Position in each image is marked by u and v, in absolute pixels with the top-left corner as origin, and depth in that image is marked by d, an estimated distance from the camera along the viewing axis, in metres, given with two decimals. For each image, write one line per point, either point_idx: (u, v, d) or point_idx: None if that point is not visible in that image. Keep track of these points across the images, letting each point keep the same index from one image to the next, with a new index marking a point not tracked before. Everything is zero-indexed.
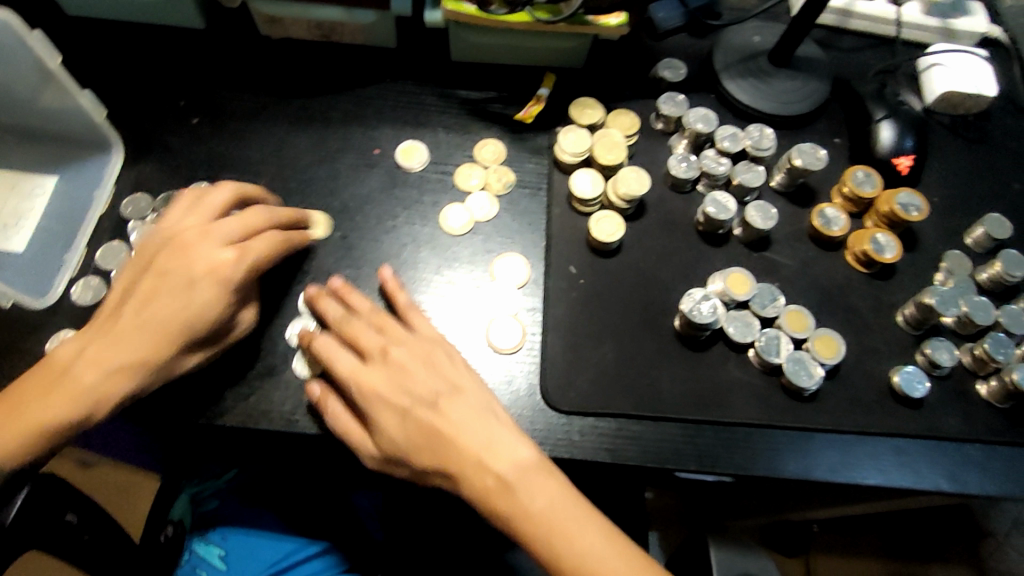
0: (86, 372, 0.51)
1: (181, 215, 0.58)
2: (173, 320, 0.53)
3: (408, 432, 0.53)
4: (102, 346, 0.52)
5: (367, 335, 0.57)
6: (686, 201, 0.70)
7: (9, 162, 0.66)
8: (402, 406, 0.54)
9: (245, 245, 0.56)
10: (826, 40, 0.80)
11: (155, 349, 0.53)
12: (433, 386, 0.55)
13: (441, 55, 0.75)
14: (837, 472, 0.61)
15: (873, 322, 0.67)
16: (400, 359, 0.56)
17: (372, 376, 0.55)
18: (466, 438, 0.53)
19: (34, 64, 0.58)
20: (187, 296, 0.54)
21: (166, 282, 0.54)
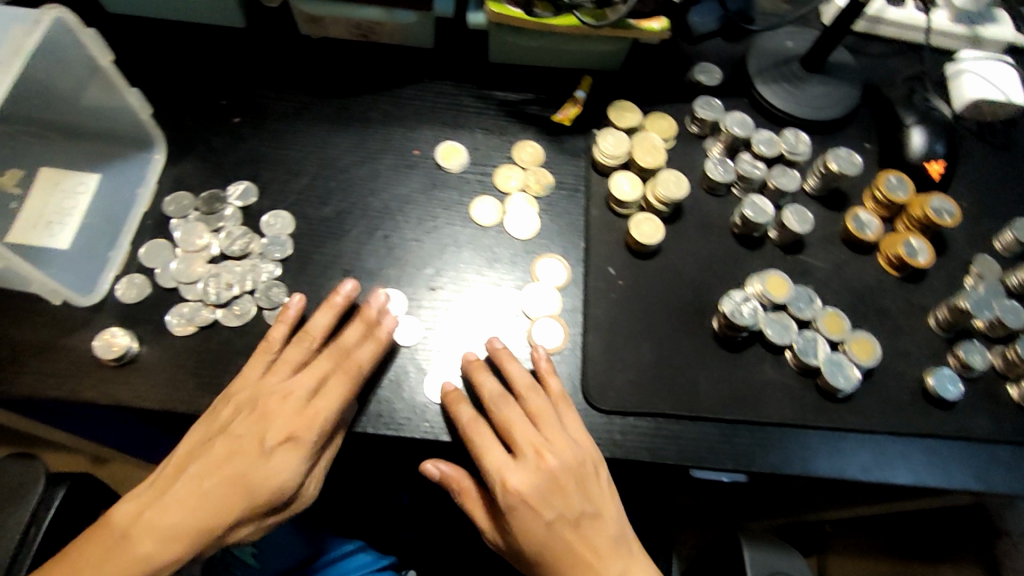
0: (265, 474, 0.52)
1: (286, 397, 0.54)
2: (298, 422, 0.53)
3: (546, 543, 0.54)
4: (251, 468, 0.52)
5: (522, 432, 0.56)
6: (721, 204, 0.71)
7: (49, 157, 0.65)
8: (546, 510, 0.54)
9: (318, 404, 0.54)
10: (856, 46, 0.82)
11: (280, 483, 0.52)
12: (578, 503, 0.55)
13: (478, 57, 0.75)
14: (872, 472, 0.62)
15: (905, 324, 0.68)
16: (555, 467, 0.55)
17: (518, 479, 0.54)
18: (604, 564, 0.54)
19: (85, 61, 0.59)
20: (259, 465, 0.52)
21: (239, 448, 0.53)
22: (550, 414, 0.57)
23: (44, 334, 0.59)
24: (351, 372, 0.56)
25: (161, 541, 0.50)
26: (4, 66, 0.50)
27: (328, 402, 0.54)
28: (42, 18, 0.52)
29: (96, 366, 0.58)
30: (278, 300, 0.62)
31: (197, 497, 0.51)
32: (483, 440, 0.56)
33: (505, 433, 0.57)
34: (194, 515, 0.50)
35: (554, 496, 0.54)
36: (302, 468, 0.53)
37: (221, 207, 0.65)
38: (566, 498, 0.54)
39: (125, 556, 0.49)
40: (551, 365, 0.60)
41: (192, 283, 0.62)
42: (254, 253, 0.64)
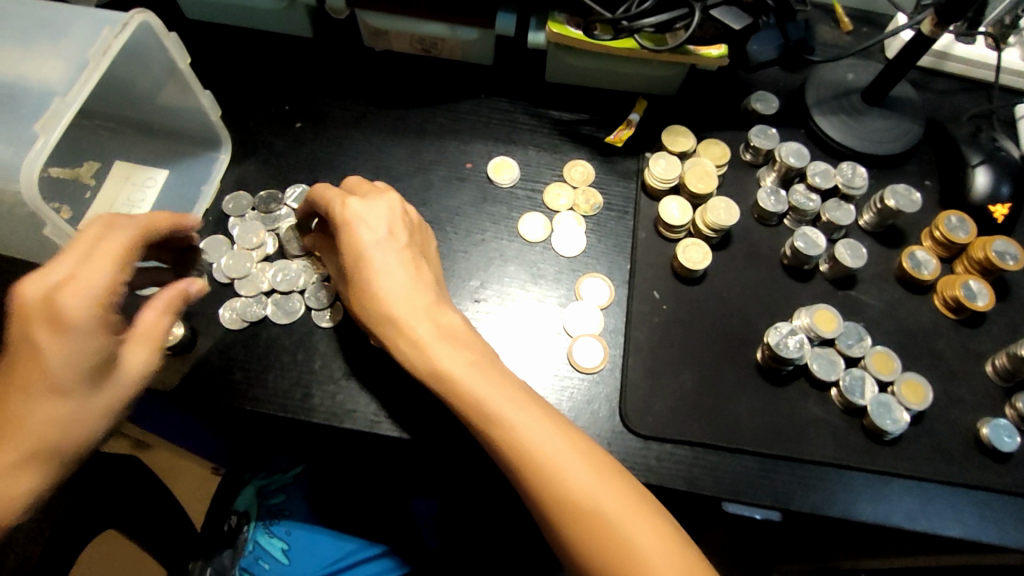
0: (29, 368, 0.42)
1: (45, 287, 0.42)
2: (40, 328, 0.42)
3: (370, 270, 0.54)
4: (27, 368, 0.42)
5: (369, 185, 0.59)
6: (772, 234, 0.70)
7: (124, 153, 0.69)
8: (381, 236, 0.55)
9: (66, 319, 0.42)
10: (920, 82, 0.80)
11: (56, 405, 0.43)
12: (402, 244, 0.56)
13: (535, 76, 0.76)
14: (918, 521, 0.60)
15: (961, 370, 0.66)
16: (397, 209, 0.57)
17: (355, 207, 0.55)
18: (412, 305, 0.54)
19: (166, 64, 0.61)
20: (26, 393, 0.42)
21: (11, 404, 0.42)
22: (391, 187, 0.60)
23: None
24: (124, 252, 0.45)
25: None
26: (92, 64, 0.53)
27: (75, 300, 0.42)
28: (130, 21, 0.55)
29: None
30: (327, 301, 0.64)
31: (6, 443, 0.42)
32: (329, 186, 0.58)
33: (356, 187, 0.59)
34: (17, 445, 0.42)
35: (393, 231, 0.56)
36: (77, 353, 0.43)
37: (277, 207, 0.68)
38: (401, 233, 0.56)
39: None
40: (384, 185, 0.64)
41: (245, 279, 0.64)
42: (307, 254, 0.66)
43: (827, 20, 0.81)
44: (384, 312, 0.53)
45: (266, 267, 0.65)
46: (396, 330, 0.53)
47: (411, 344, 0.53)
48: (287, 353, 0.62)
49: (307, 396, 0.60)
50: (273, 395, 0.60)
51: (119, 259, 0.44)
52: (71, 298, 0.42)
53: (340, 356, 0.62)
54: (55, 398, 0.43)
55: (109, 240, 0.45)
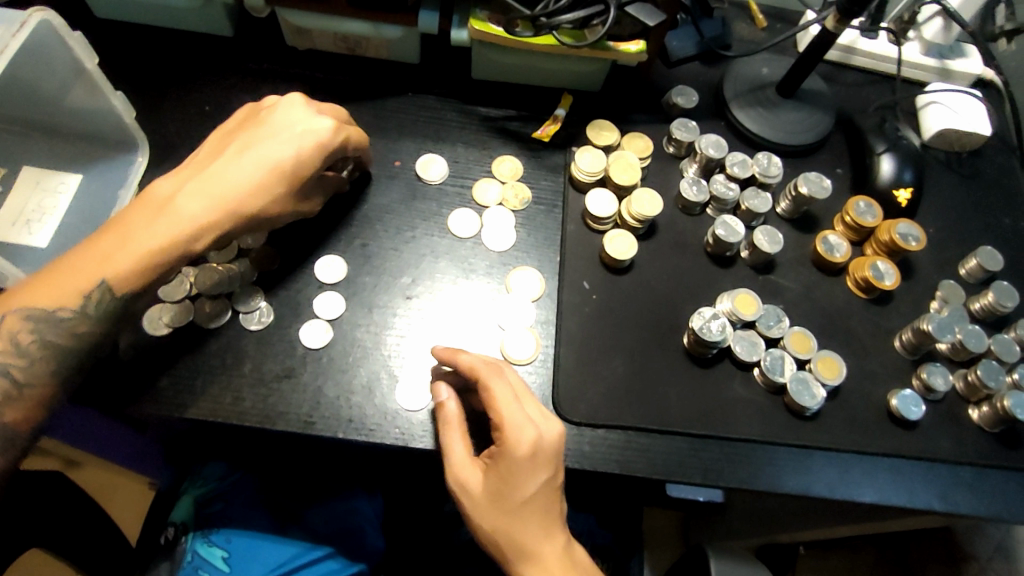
0: (227, 181, 0.54)
1: (277, 142, 0.56)
2: (216, 204, 0.53)
3: (516, 515, 0.53)
4: (203, 193, 0.53)
5: (512, 407, 0.54)
6: (695, 223, 0.73)
7: (32, 158, 0.66)
8: (539, 469, 0.53)
9: (278, 171, 0.55)
10: (830, 75, 0.84)
11: (208, 216, 0.53)
12: (547, 483, 0.54)
13: (462, 73, 0.77)
14: (837, 490, 0.63)
15: (872, 346, 0.69)
16: (545, 444, 0.53)
17: (524, 438, 0.52)
18: (546, 543, 0.53)
19: (71, 63, 0.60)
20: (209, 187, 0.54)
21: (214, 175, 0.54)
22: (519, 388, 0.56)
23: None
24: (297, 207, 0.60)
25: (148, 243, 0.51)
26: None
27: (287, 162, 0.56)
28: (28, 19, 0.53)
29: None
30: (256, 303, 0.63)
31: (156, 234, 0.52)
32: (502, 390, 0.55)
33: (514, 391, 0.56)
34: (175, 220, 0.52)
35: (548, 459, 0.53)
36: (231, 219, 0.54)
37: None
38: (544, 469, 0.53)
39: (122, 234, 0.51)
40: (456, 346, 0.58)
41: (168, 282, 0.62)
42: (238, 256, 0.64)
43: (743, 18, 0.84)
44: (511, 540, 0.53)
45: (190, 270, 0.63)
46: (527, 555, 0.53)
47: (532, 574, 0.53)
48: (215, 358, 0.60)
49: (238, 399, 0.59)
50: (202, 401, 0.59)
51: (314, 149, 0.57)
52: (247, 192, 0.54)
53: (270, 358, 0.61)
54: (192, 238, 0.53)
55: (328, 135, 0.58)
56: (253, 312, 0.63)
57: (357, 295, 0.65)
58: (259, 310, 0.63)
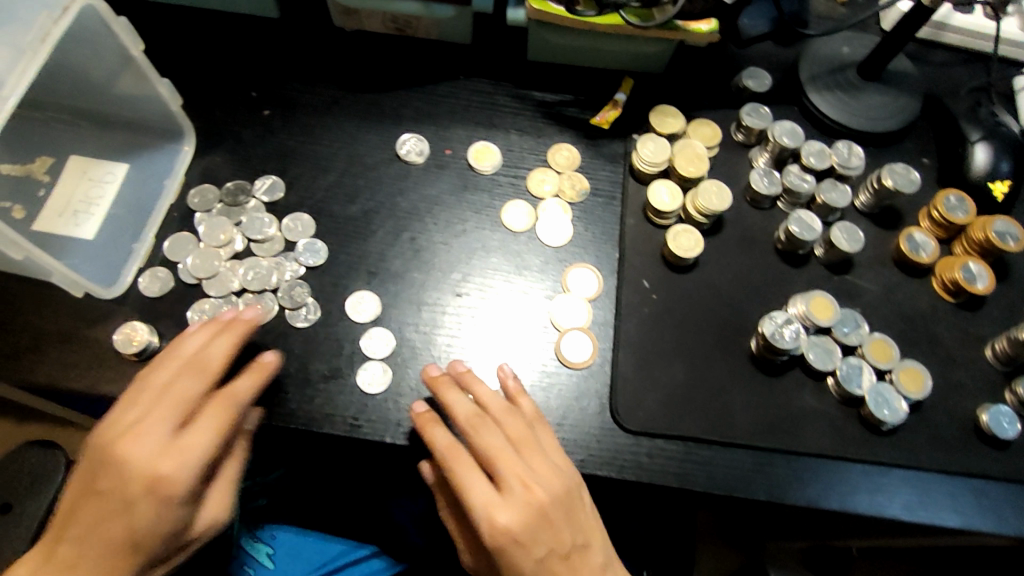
0: (111, 489, 0.45)
1: (133, 432, 0.46)
2: (115, 534, 0.45)
3: None
4: (96, 509, 0.45)
5: (478, 481, 0.50)
6: (765, 217, 0.67)
7: (78, 147, 0.65)
8: (533, 556, 0.48)
9: (179, 442, 0.46)
10: (917, 54, 0.77)
11: (152, 532, 0.45)
12: (558, 542, 0.49)
13: (515, 55, 0.72)
14: (916, 512, 0.58)
15: (959, 356, 0.64)
16: (539, 504, 0.49)
17: (507, 513, 0.48)
18: None
19: (117, 50, 0.57)
20: (122, 514, 0.45)
21: (104, 494, 0.45)
22: (512, 446, 0.51)
23: (67, 325, 0.58)
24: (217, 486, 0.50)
25: None
26: (28, 52, 0.48)
27: (133, 443, 0.46)
28: (71, 5, 0.50)
29: (119, 361, 0.57)
30: (302, 299, 0.61)
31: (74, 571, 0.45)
32: (468, 469, 0.50)
33: (489, 462, 0.50)
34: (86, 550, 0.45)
35: (541, 542, 0.48)
36: (159, 526, 0.45)
37: (245, 200, 0.64)
38: (550, 532, 0.49)
39: None
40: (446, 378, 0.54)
41: (214, 277, 0.61)
42: (279, 251, 0.63)
43: None
44: None
45: (235, 266, 0.62)
46: None
47: None
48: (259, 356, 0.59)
49: (282, 400, 0.57)
50: None
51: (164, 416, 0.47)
52: (146, 500, 0.45)
53: (316, 358, 0.59)
54: None
55: (189, 390, 0.49)
56: (297, 309, 0.60)
57: (405, 293, 0.62)
58: (305, 308, 0.61)
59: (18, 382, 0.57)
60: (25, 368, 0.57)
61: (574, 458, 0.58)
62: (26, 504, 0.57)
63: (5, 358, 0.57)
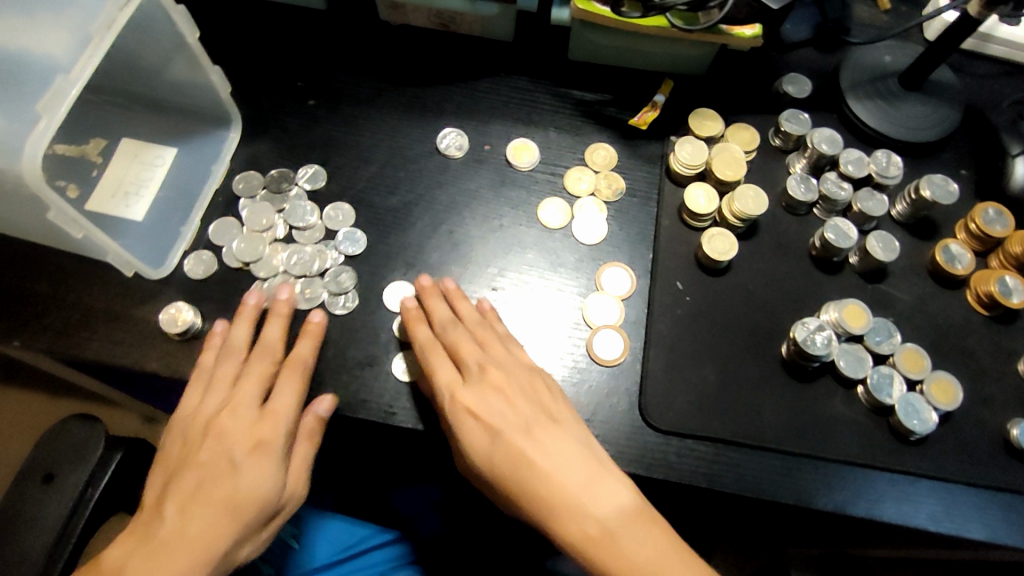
0: (222, 462, 0.51)
1: (233, 409, 0.54)
2: (226, 497, 0.49)
3: (496, 457, 0.52)
4: (215, 486, 0.50)
5: (441, 361, 0.56)
6: (799, 223, 0.68)
7: (131, 130, 0.67)
8: (490, 426, 0.53)
9: (273, 408, 0.54)
10: (960, 65, 0.76)
11: (256, 487, 0.50)
12: (527, 413, 0.53)
13: (556, 53, 0.73)
14: (942, 523, 0.58)
15: (992, 369, 0.63)
16: (497, 383, 0.55)
17: (466, 391, 0.54)
18: (560, 474, 0.50)
19: (172, 37, 0.59)
20: (230, 475, 0.50)
21: (208, 466, 0.51)
22: (485, 340, 0.58)
23: (115, 304, 0.60)
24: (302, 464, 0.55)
25: None
26: (94, 40, 0.50)
27: (231, 413, 0.53)
28: None
29: (164, 340, 0.59)
30: (347, 286, 0.62)
31: (177, 546, 0.47)
32: (440, 359, 0.56)
33: (456, 352, 0.57)
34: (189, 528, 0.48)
35: (499, 416, 0.53)
36: (261, 478, 0.50)
37: (289, 188, 0.66)
38: (511, 405, 0.54)
39: None
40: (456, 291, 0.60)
41: (256, 262, 0.62)
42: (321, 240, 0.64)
43: None
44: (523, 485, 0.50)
45: (279, 251, 0.63)
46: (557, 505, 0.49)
47: (563, 514, 0.48)
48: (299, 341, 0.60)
49: (321, 385, 0.59)
50: None
51: (248, 394, 0.55)
52: (251, 457, 0.51)
53: (354, 345, 0.60)
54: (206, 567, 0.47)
55: (285, 376, 0.56)
56: (337, 297, 0.62)
57: None
58: (343, 297, 0.62)
59: (68, 356, 0.59)
60: (76, 343, 0.59)
61: (603, 454, 0.58)
62: (67, 475, 0.57)
63: (58, 333, 0.59)
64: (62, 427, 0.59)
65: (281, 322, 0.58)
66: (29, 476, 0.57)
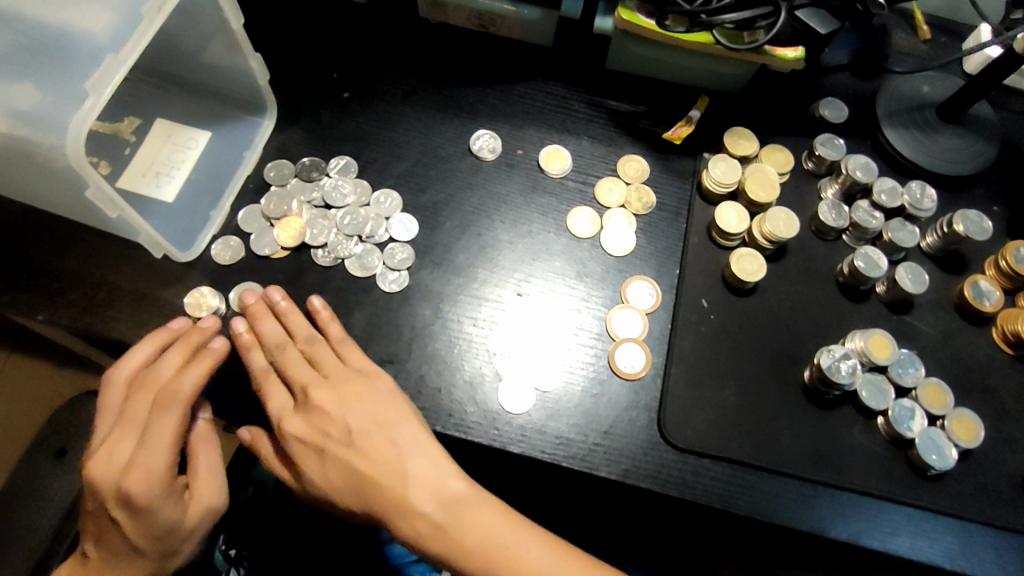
0: (115, 536, 0.52)
1: (105, 458, 0.51)
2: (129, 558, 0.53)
3: (325, 474, 0.53)
4: (114, 541, 0.52)
5: (274, 384, 0.56)
6: (828, 249, 0.67)
7: (165, 112, 0.67)
8: (319, 448, 0.54)
9: (138, 454, 0.51)
10: (998, 100, 0.75)
11: (150, 537, 0.52)
12: (361, 426, 0.54)
13: (594, 62, 0.73)
14: (957, 561, 0.58)
15: (1014, 409, 0.63)
16: (315, 392, 0.55)
17: (293, 415, 0.55)
18: (404, 483, 0.52)
19: (215, 22, 0.59)
20: (120, 531, 0.51)
21: (99, 522, 0.52)
22: (322, 348, 0.57)
23: (141, 284, 0.60)
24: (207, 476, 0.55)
25: None
26: (145, 20, 0.50)
27: (102, 469, 0.51)
28: None
29: (188, 324, 0.59)
30: (402, 266, 0.63)
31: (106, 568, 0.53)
32: (277, 386, 0.56)
33: (297, 373, 0.56)
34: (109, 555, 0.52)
35: (326, 434, 0.54)
36: (150, 517, 0.51)
37: (319, 178, 0.66)
38: (349, 417, 0.54)
39: None
40: (269, 301, 0.58)
41: (286, 251, 0.62)
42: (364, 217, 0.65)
43: (905, 26, 0.76)
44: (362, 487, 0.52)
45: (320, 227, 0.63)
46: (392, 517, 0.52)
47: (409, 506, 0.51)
48: None
49: None
50: None
51: (127, 430, 0.52)
52: (127, 505, 0.50)
53: (376, 342, 0.60)
54: None
55: (157, 397, 0.53)
56: (386, 274, 0.62)
57: (468, 287, 0.63)
58: (394, 275, 0.63)
59: (91, 334, 0.59)
60: (100, 321, 0.59)
61: (619, 468, 0.58)
62: (82, 452, 0.57)
63: (83, 309, 0.59)
64: (78, 402, 0.59)
65: (184, 352, 0.55)
66: (40, 449, 0.56)
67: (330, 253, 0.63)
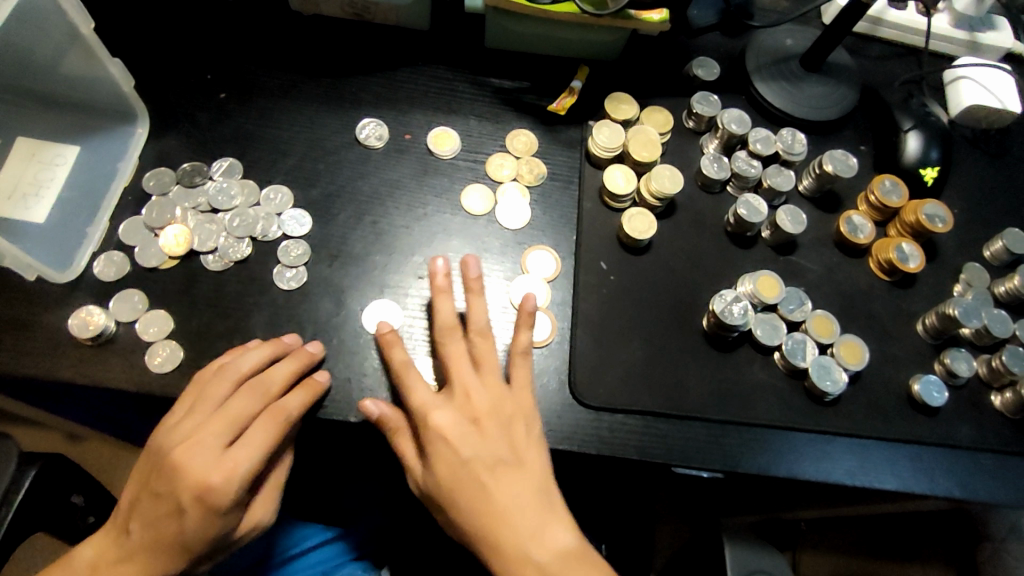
0: (168, 524, 0.50)
1: (199, 450, 0.51)
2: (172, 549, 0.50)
3: (455, 482, 0.53)
4: (165, 533, 0.50)
5: (418, 382, 0.55)
6: (715, 201, 0.70)
7: (26, 129, 0.63)
8: (461, 453, 0.53)
9: (234, 454, 0.51)
10: (855, 47, 0.80)
11: (201, 536, 0.50)
12: (500, 450, 0.54)
13: (473, 42, 0.73)
14: (857, 477, 0.62)
15: (894, 330, 0.68)
16: (497, 402, 0.55)
17: (444, 415, 0.54)
18: (517, 515, 0.52)
19: (66, 29, 0.57)
20: (177, 522, 0.50)
21: (155, 507, 0.51)
22: (490, 356, 0.57)
23: (19, 311, 0.57)
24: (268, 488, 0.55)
25: None
26: None
27: (186, 459, 0.50)
28: None
29: (76, 347, 0.57)
30: (298, 261, 0.62)
31: (137, 556, 0.51)
32: (421, 385, 0.55)
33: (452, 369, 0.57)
34: (149, 543, 0.51)
35: (469, 447, 0.54)
36: (213, 521, 0.50)
37: (202, 182, 0.64)
38: (499, 435, 0.54)
39: None
40: (443, 271, 0.59)
41: (174, 261, 0.60)
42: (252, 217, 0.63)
43: None
44: (492, 507, 0.52)
45: (206, 232, 0.62)
46: (507, 543, 0.51)
47: (530, 544, 0.51)
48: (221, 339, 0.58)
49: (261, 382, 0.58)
50: None
51: (219, 428, 0.52)
52: (199, 503, 0.49)
53: None
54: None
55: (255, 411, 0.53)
56: (281, 271, 0.61)
57: (369, 276, 0.63)
58: (290, 271, 0.61)
59: None
60: None
61: None
62: None
63: None
64: None
65: (295, 367, 0.55)
66: None
67: (220, 258, 0.61)
